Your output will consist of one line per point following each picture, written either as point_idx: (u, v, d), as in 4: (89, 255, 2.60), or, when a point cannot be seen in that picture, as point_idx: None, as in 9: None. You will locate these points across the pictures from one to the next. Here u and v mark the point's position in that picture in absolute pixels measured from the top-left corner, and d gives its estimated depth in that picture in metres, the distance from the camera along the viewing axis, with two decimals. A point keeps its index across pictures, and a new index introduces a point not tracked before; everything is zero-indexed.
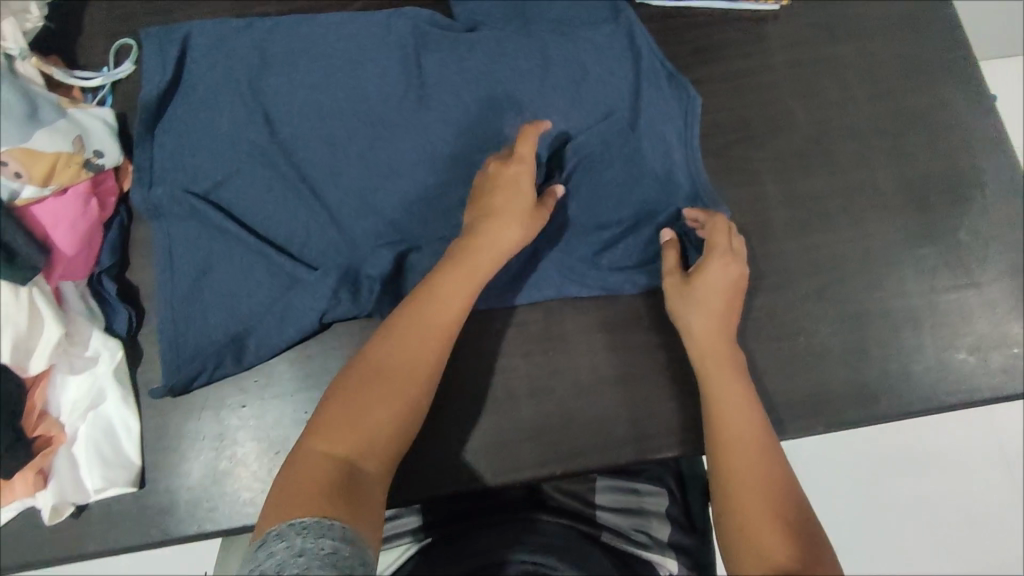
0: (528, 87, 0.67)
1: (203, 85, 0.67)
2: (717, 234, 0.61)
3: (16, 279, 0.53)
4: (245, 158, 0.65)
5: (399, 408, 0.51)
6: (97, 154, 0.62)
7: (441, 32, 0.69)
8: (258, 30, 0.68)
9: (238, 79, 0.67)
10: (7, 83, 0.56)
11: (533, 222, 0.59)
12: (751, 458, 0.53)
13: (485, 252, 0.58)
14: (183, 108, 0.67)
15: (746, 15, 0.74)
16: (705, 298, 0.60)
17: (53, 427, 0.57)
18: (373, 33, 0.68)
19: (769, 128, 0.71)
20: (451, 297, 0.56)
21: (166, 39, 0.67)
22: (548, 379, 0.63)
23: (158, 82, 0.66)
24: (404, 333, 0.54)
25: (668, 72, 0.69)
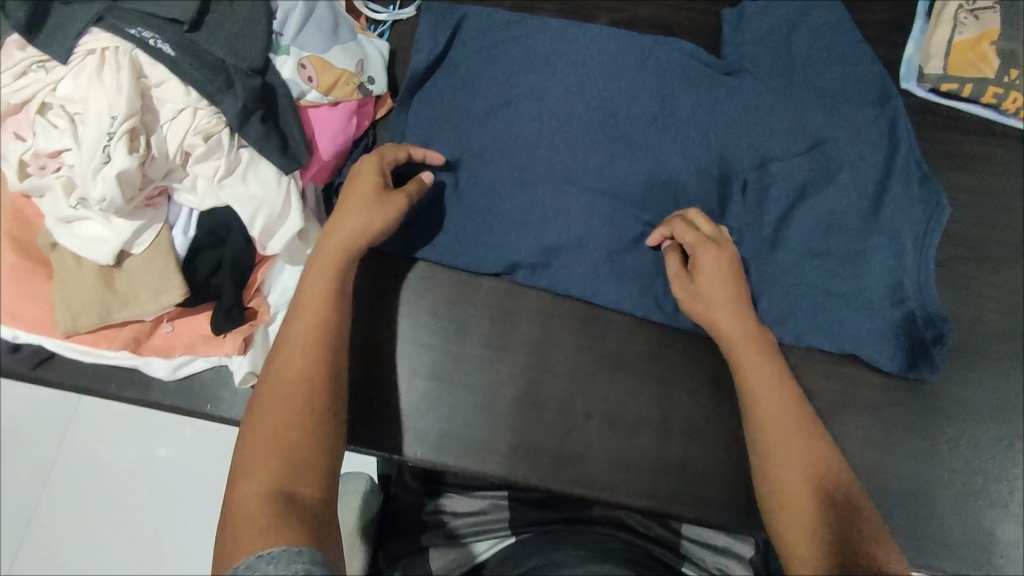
0: (775, 143, 0.68)
1: (465, 67, 0.71)
2: (686, 235, 0.60)
3: (283, 167, 0.59)
4: (485, 137, 0.68)
5: (304, 432, 0.49)
6: (370, 80, 0.66)
7: (706, 70, 0.70)
8: (528, 24, 0.71)
9: (501, 56, 0.70)
10: (324, 4, 0.64)
11: (374, 213, 0.57)
12: (787, 444, 0.52)
13: (329, 249, 0.56)
14: (443, 84, 0.71)
15: (1014, 131, 0.71)
16: (741, 320, 0.58)
17: (262, 304, 0.62)
18: (640, 50, 0.70)
19: (1006, 256, 0.67)
20: (315, 285, 0.56)
21: (445, 15, 0.71)
22: (707, 423, 0.63)
23: (427, 54, 0.70)
24: (284, 337, 0.54)
25: (921, 174, 0.66)
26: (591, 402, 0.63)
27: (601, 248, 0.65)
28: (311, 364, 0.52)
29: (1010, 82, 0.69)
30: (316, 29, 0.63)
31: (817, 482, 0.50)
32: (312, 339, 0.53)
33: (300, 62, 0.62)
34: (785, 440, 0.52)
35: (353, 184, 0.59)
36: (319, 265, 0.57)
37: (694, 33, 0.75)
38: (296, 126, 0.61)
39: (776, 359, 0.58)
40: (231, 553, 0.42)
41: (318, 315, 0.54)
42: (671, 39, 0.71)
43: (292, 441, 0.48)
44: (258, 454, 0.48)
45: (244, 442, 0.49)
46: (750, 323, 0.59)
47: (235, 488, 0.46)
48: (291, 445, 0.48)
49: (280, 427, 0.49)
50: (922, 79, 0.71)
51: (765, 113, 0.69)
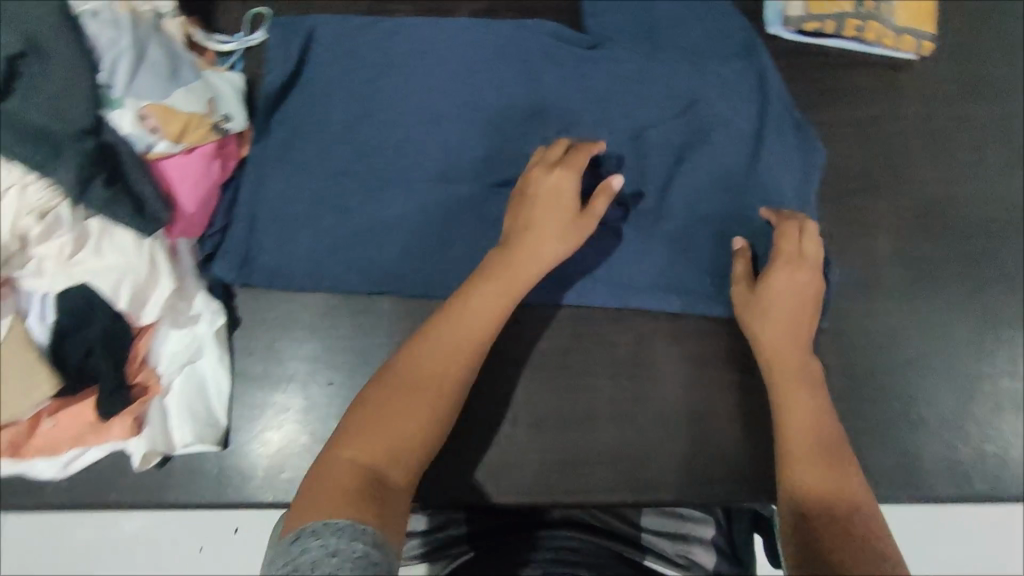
0: (647, 111, 0.69)
1: (321, 81, 0.68)
2: (783, 263, 0.60)
3: (141, 230, 0.54)
4: (357, 158, 0.66)
5: (426, 407, 0.51)
6: (225, 119, 0.62)
7: (569, 47, 0.69)
8: (381, 29, 0.69)
9: (359, 69, 0.68)
10: (155, 44, 0.59)
11: (575, 229, 0.58)
12: (815, 475, 0.52)
13: (530, 261, 0.57)
14: (299, 102, 0.67)
15: (880, 60, 0.72)
16: (785, 309, 0.59)
17: (150, 377, 0.58)
18: (500, 40, 0.69)
19: (889, 182, 0.69)
20: (496, 294, 0.56)
21: (291, 29, 0.68)
22: (633, 405, 0.62)
23: (279, 74, 0.67)
24: (431, 341, 0.53)
25: (794, 120, 0.69)
26: (513, 407, 0.62)
27: (494, 251, 0.65)
28: (458, 363, 0.53)
29: (866, 13, 0.71)
30: (151, 74, 0.58)
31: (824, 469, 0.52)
32: (473, 344, 0.54)
33: (139, 113, 0.57)
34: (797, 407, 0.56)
35: (543, 197, 0.59)
36: (504, 280, 0.56)
37: (558, 10, 0.73)
38: (147, 182, 0.56)
39: (819, 397, 0.57)
40: (309, 513, 0.42)
41: (487, 325, 0.55)
42: (532, 21, 0.70)
43: (397, 423, 0.49)
44: (362, 420, 0.49)
45: (351, 420, 0.50)
46: (800, 345, 0.59)
47: (336, 447, 0.47)
48: (402, 430, 0.49)
49: (396, 412, 0.50)
50: (786, 23, 0.71)
51: (635, 83, 0.69)
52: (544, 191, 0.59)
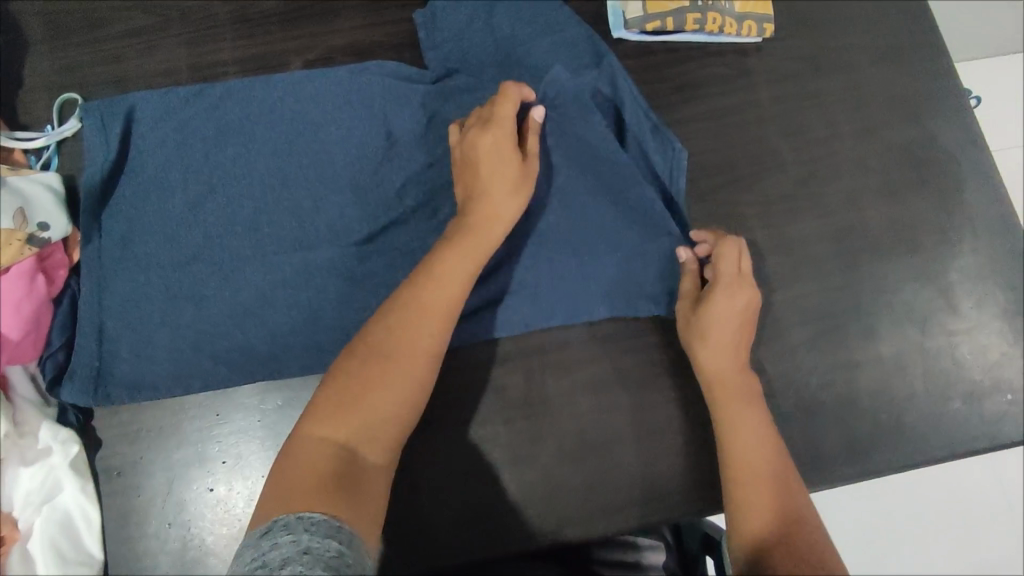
0: None
1: (152, 164, 0.63)
2: (722, 286, 0.60)
3: None
4: (203, 241, 0.62)
5: (397, 384, 0.51)
6: (42, 227, 0.57)
7: (412, 84, 0.66)
8: (209, 98, 0.64)
9: (192, 145, 0.64)
10: None
11: (522, 183, 0.59)
12: (759, 490, 0.54)
13: (434, 300, 0.53)
14: (131, 190, 0.62)
15: (726, 48, 0.72)
16: (725, 323, 0.59)
17: (3, 525, 0.53)
18: (338, 89, 0.65)
19: (754, 169, 0.69)
20: (462, 262, 0.55)
21: (109, 113, 0.63)
22: (533, 446, 0.61)
23: (101, 163, 0.62)
24: (402, 315, 0.52)
25: (654, 124, 0.67)
26: (411, 475, 0.59)
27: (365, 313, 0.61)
28: (429, 338, 0.52)
29: (704, 6, 0.70)
30: None
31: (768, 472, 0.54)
32: (445, 316, 0.53)
33: None
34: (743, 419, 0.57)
35: (480, 152, 0.58)
36: (462, 247, 0.55)
37: (396, 46, 0.69)
38: None
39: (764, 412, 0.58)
40: (282, 496, 0.44)
41: (452, 294, 0.54)
42: (369, 63, 0.66)
43: (367, 402, 0.49)
44: (334, 399, 0.49)
45: (325, 389, 0.51)
46: (743, 360, 0.59)
47: (306, 422, 0.49)
48: (370, 408, 0.49)
49: (371, 392, 0.50)
50: (629, 26, 0.70)
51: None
52: (485, 149, 0.58)
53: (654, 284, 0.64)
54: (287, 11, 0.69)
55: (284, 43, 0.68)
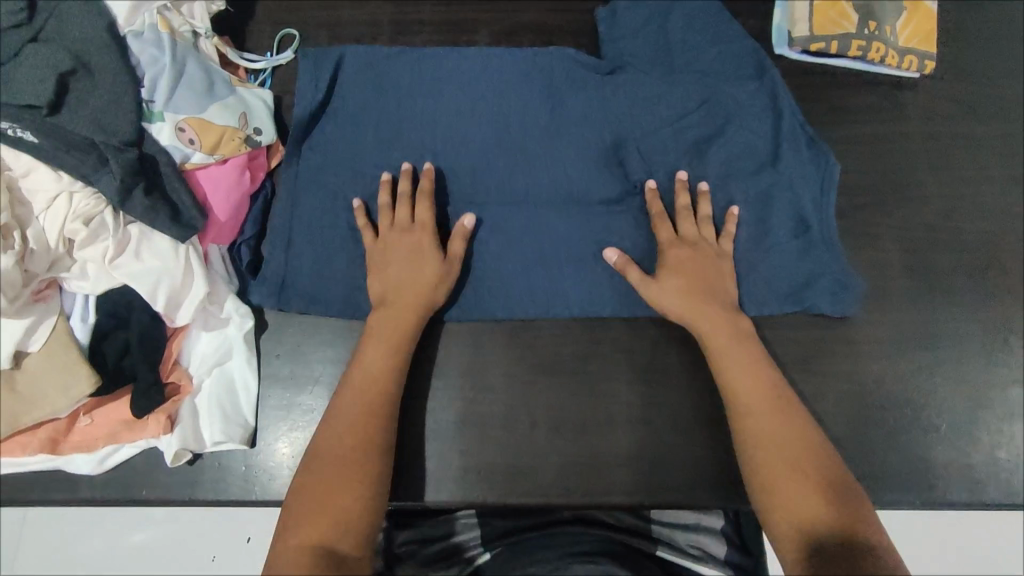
0: (658, 129, 0.70)
1: (350, 106, 0.69)
2: (676, 252, 0.63)
3: (178, 236, 0.57)
4: (384, 169, 0.68)
5: (355, 474, 0.54)
6: (256, 131, 0.66)
7: (590, 73, 0.71)
8: (407, 57, 0.71)
9: (388, 95, 0.70)
10: (193, 61, 0.63)
11: (428, 277, 0.62)
12: (786, 473, 0.54)
13: (361, 382, 0.58)
14: (331, 127, 0.69)
15: (883, 79, 0.75)
16: (689, 295, 0.61)
17: (183, 376, 0.61)
18: (521, 68, 0.71)
19: (897, 195, 0.71)
20: (379, 353, 0.59)
21: (321, 58, 0.69)
22: (648, 409, 0.64)
23: (309, 100, 0.68)
24: (344, 402, 0.58)
25: (808, 137, 0.71)
26: (533, 410, 0.63)
27: (517, 257, 0.67)
28: (373, 423, 0.57)
29: (869, 35, 0.73)
30: (189, 88, 0.62)
31: (790, 457, 0.54)
32: (380, 399, 0.58)
33: (178, 126, 0.61)
34: (749, 393, 0.58)
35: (393, 249, 0.63)
36: (382, 339, 0.60)
37: (573, 31, 0.76)
38: (184, 192, 0.59)
39: (770, 373, 0.59)
40: None
41: (385, 369, 0.59)
42: (551, 46, 0.72)
43: (339, 490, 0.53)
44: (307, 501, 0.53)
45: (291, 498, 0.54)
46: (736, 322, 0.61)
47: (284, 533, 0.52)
48: (344, 487, 0.54)
49: (334, 490, 0.53)
50: (793, 44, 0.74)
51: (653, 101, 0.71)
52: (401, 248, 0.62)
53: (798, 287, 0.66)
54: None
55: (475, 14, 0.76)
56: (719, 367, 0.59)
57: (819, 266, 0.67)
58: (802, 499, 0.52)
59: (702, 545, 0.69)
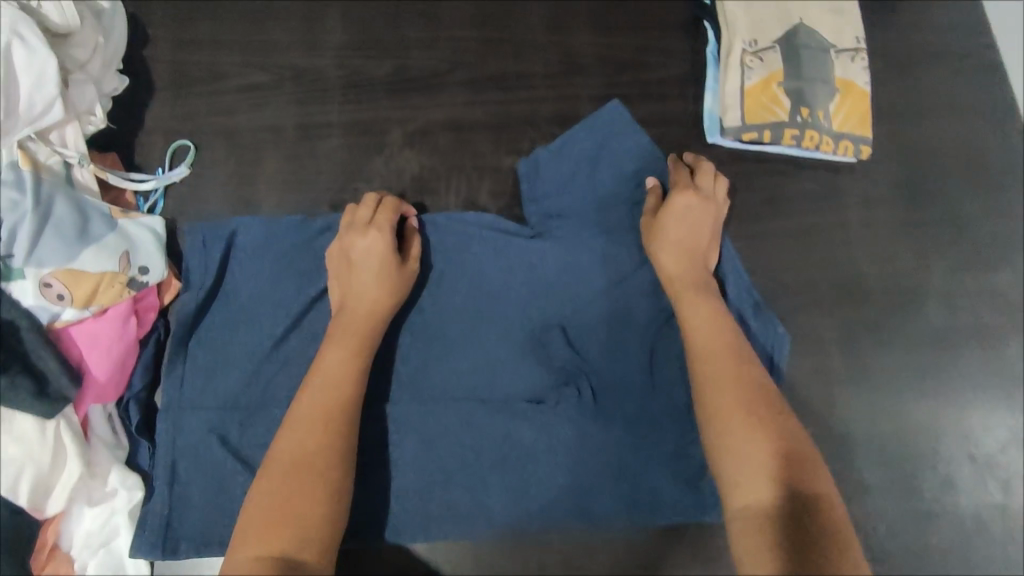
0: (584, 254, 0.65)
1: (245, 295, 0.61)
2: (680, 193, 0.62)
3: (43, 413, 0.51)
4: (296, 303, 0.60)
5: (314, 483, 0.49)
6: (142, 271, 0.59)
7: (511, 240, 0.65)
8: (310, 231, 0.62)
9: (290, 280, 0.61)
10: (61, 200, 0.57)
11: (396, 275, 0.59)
12: (746, 425, 0.50)
13: (324, 384, 0.54)
14: (221, 321, 0.60)
15: (820, 165, 0.72)
16: (683, 232, 0.61)
17: (61, 564, 0.54)
18: (428, 243, 0.65)
19: (838, 292, 0.67)
20: (338, 352, 0.55)
21: (209, 237, 0.61)
22: (583, 554, 0.62)
23: (194, 296, 0.60)
24: (293, 432, 0.51)
25: (755, 302, 0.64)
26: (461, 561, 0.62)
27: (437, 390, 0.62)
28: (329, 439, 0.51)
29: (803, 122, 0.70)
30: (56, 235, 0.56)
31: (751, 409, 0.51)
32: (333, 421, 0.52)
33: (43, 281, 0.55)
34: (707, 330, 0.56)
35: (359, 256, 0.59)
36: (347, 340, 0.56)
37: (493, 127, 0.71)
38: (50, 357, 0.53)
39: (735, 332, 0.56)
40: None
41: (344, 388, 0.54)
42: (468, 215, 0.65)
43: (294, 503, 0.47)
44: (259, 526, 0.46)
45: (245, 513, 0.48)
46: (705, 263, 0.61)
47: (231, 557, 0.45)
48: (298, 517, 0.47)
49: (297, 495, 0.48)
50: (725, 133, 0.71)
51: (585, 271, 0.65)
52: (363, 251, 0.59)
53: None
54: (394, 83, 0.72)
55: (388, 114, 0.71)
56: (685, 318, 0.58)
57: None
58: (750, 455, 0.48)
59: None
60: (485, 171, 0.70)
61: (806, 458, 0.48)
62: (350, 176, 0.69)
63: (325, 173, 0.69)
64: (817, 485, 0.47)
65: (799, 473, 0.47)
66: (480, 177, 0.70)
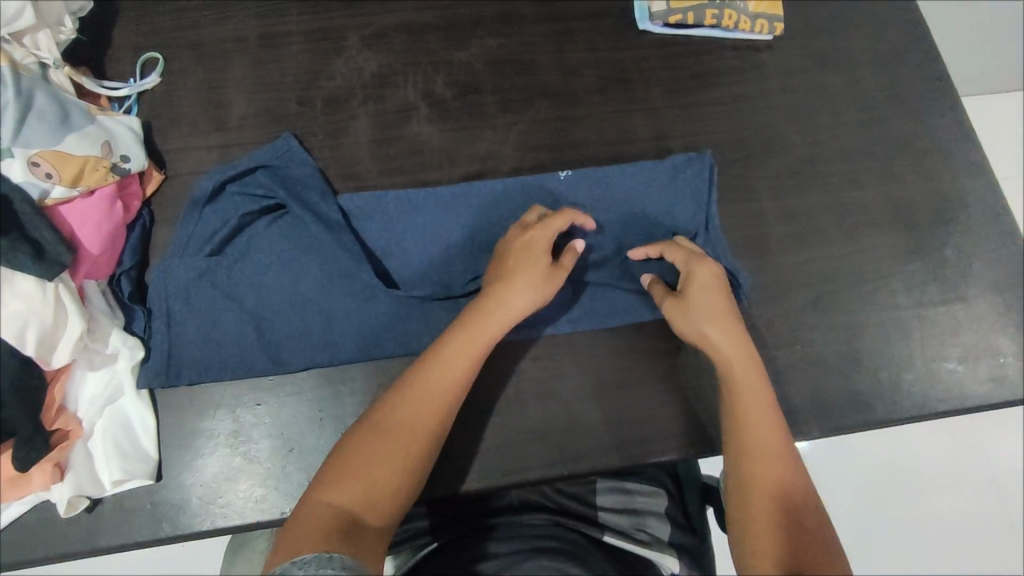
0: (542, 120, 0.74)
1: (255, 181, 0.67)
2: (704, 270, 0.64)
3: (45, 274, 0.54)
4: (297, 182, 0.67)
5: (404, 433, 0.54)
6: (124, 159, 0.64)
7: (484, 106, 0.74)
8: (304, 120, 0.72)
9: (294, 176, 0.68)
10: (41, 93, 0.59)
11: (547, 283, 0.60)
12: (763, 464, 0.57)
13: (440, 382, 0.56)
14: (230, 199, 0.66)
15: (741, 44, 0.79)
16: (707, 308, 0.62)
17: (70, 421, 0.58)
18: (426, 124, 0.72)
19: (765, 149, 0.75)
20: (465, 352, 0.57)
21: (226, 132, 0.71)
22: (558, 382, 0.65)
23: (210, 181, 0.66)
24: (412, 396, 0.55)
25: (689, 154, 0.73)
26: None
27: (409, 233, 0.68)
28: (426, 420, 0.55)
29: (721, 3, 0.77)
30: (40, 121, 0.58)
31: (760, 448, 0.58)
32: (444, 402, 0.55)
33: (31, 161, 0.57)
34: (752, 403, 0.59)
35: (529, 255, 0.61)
36: (469, 341, 0.58)
37: (443, 27, 0.76)
38: (47, 228, 0.56)
39: (757, 373, 0.60)
40: (295, 539, 0.47)
41: (452, 381, 0.56)
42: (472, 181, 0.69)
43: (377, 474, 0.52)
44: (349, 468, 0.52)
45: (338, 450, 0.54)
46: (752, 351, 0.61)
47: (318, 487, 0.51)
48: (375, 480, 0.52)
49: (382, 451, 0.53)
50: (654, 18, 0.77)
51: (549, 134, 0.73)
52: (519, 248, 0.61)
53: None
54: None
55: (343, 19, 0.75)
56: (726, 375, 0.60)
57: None
58: (764, 475, 0.56)
59: (652, 531, 0.69)
60: (439, 65, 0.75)
61: (811, 518, 0.55)
62: (314, 75, 0.73)
63: (290, 75, 0.73)
64: (806, 504, 0.56)
65: (794, 506, 0.55)
66: (435, 71, 0.74)
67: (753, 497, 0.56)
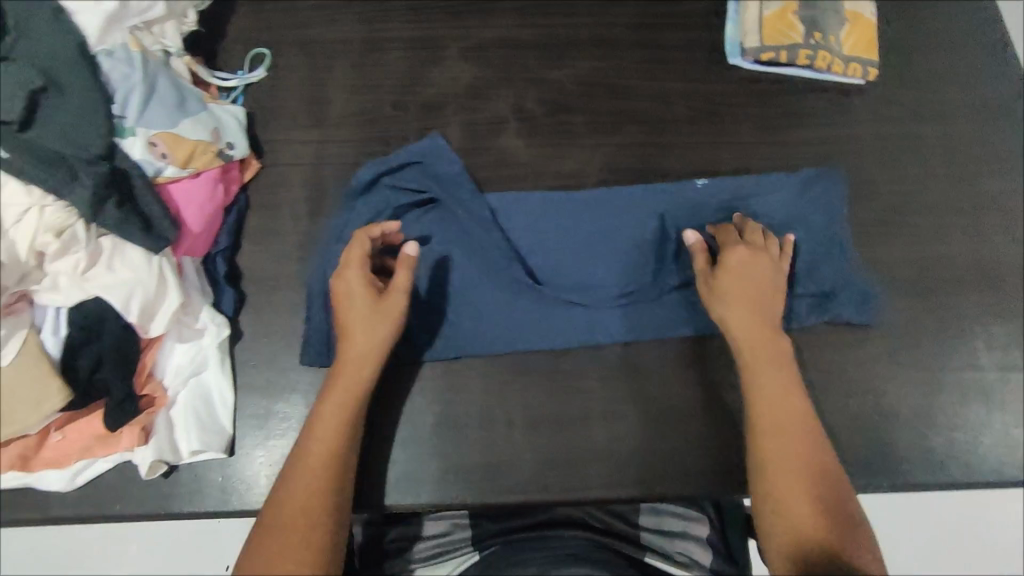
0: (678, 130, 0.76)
1: (409, 173, 0.70)
2: (737, 253, 0.64)
3: (151, 247, 0.58)
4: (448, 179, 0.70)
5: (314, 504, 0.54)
6: (229, 146, 0.67)
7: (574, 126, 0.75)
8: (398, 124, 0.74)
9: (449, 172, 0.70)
10: (164, 78, 0.64)
11: (367, 323, 0.59)
12: (792, 458, 0.57)
13: (323, 453, 0.56)
14: (386, 187, 0.69)
15: (833, 85, 0.79)
16: (739, 288, 0.63)
17: (157, 389, 0.61)
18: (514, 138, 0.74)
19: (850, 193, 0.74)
20: (334, 416, 0.58)
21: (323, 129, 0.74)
22: (624, 404, 0.65)
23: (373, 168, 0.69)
24: (309, 469, 0.55)
25: (820, 173, 0.75)
26: (508, 410, 0.65)
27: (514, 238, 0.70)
28: (326, 490, 0.55)
29: (815, 44, 0.77)
30: (161, 104, 0.62)
31: (793, 441, 0.57)
32: (336, 473, 0.56)
33: (150, 140, 0.61)
34: (781, 399, 0.59)
35: (351, 300, 0.60)
36: (336, 405, 0.58)
37: (539, 46, 0.78)
38: (156, 205, 0.59)
39: (788, 373, 0.61)
40: None
41: (336, 448, 0.57)
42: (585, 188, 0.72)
43: (289, 552, 0.52)
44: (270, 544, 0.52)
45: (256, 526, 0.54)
46: (780, 343, 0.62)
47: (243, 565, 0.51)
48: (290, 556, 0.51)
49: (290, 526, 0.53)
50: (745, 54, 0.78)
51: (686, 147, 0.75)
52: (357, 297, 0.60)
53: (823, 300, 0.70)
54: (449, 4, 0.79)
55: (443, 31, 0.78)
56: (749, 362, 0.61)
57: (832, 281, 0.70)
58: (791, 472, 0.56)
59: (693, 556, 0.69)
60: (533, 83, 0.77)
61: (844, 509, 0.55)
62: (410, 82, 0.76)
63: (388, 79, 0.76)
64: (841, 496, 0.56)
65: (827, 501, 0.55)
66: (528, 87, 0.76)
67: (785, 491, 0.56)
